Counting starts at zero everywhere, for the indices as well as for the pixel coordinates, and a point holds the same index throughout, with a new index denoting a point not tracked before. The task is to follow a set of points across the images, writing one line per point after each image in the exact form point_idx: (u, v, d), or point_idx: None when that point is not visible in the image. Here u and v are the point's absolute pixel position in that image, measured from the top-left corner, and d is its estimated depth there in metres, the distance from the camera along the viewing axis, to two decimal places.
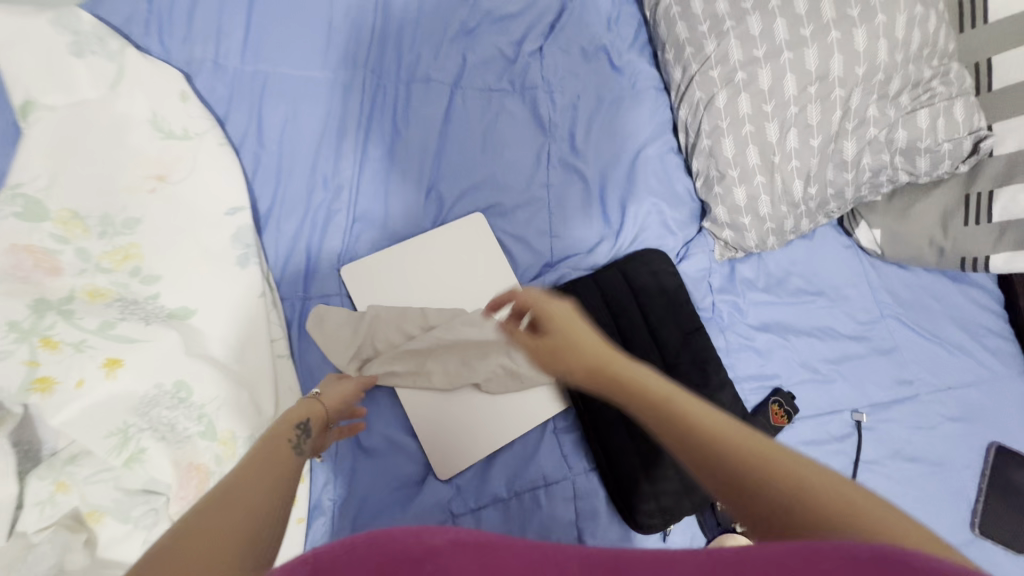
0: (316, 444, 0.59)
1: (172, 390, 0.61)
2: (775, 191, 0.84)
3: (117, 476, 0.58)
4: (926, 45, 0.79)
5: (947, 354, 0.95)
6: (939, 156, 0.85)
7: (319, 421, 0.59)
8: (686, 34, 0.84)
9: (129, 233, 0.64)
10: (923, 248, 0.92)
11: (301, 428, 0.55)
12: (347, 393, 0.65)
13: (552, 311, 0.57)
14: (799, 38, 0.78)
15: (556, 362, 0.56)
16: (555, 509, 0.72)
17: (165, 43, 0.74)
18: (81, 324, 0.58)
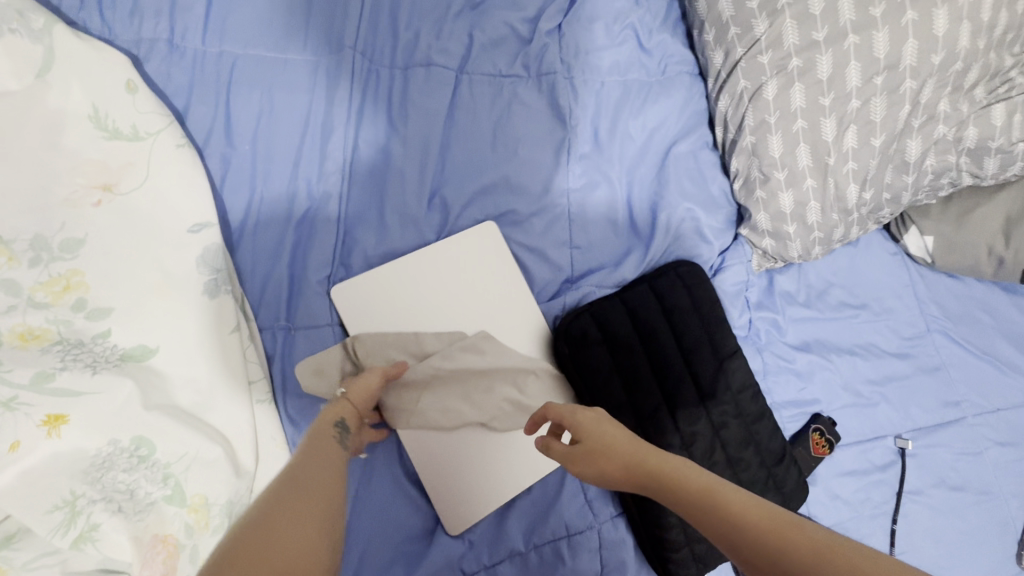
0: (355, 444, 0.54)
1: (130, 448, 0.51)
2: (827, 197, 0.74)
3: (65, 558, 0.48)
4: (1013, 28, 0.68)
5: (996, 372, 0.87)
6: (1011, 158, 0.75)
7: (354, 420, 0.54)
8: (732, 11, 0.72)
9: (69, 258, 0.53)
10: (980, 258, 0.83)
11: (340, 427, 0.51)
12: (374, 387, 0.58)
13: (581, 417, 0.51)
14: (868, 18, 0.66)
15: (588, 470, 0.49)
16: (580, 564, 0.64)
17: (108, 20, 0.61)
18: (9, 379, 0.48)
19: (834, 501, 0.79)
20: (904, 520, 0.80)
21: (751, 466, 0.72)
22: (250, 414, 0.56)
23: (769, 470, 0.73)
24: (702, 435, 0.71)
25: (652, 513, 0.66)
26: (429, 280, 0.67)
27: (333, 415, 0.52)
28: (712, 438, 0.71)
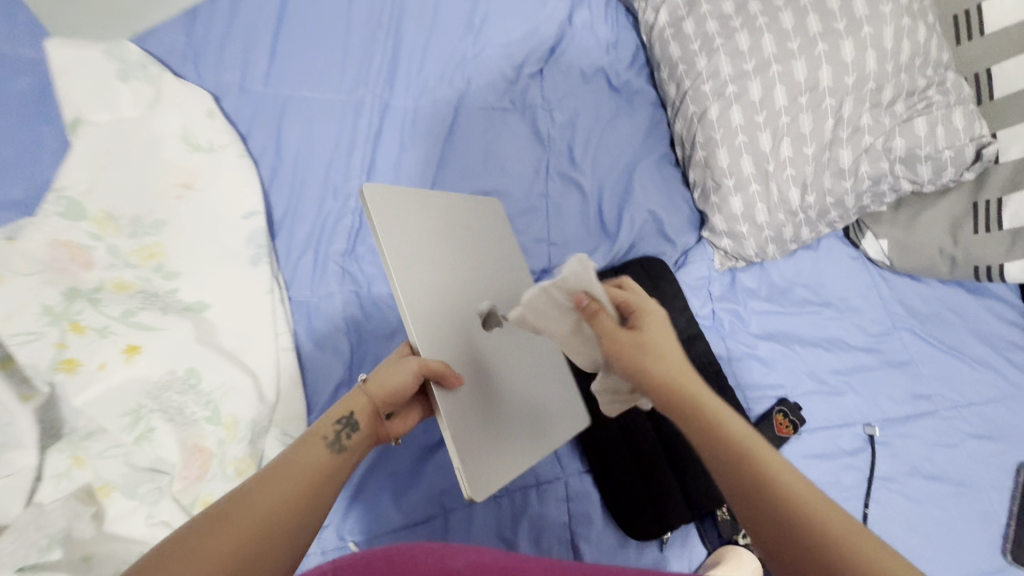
0: (375, 432, 0.59)
1: (184, 376, 0.66)
2: (771, 200, 0.85)
3: (128, 453, 0.62)
4: (917, 55, 0.80)
5: (968, 368, 0.91)
6: (941, 164, 0.84)
7: (364, 412, 0.58)
8: (679, 53, 0.88)
9: (155, 233, 0.71)
10: (934, 257, 0.90)
11: (346, 420, 0.56)
12: (395, 372, 0.58)
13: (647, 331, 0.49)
14: (787, 51, 0.80)
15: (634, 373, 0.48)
16: (546, 509, 0.72)
17: (199, 71, 0.82)
18: (106, 311, 0.65)
19: None
20: (877, 505, 0.83)
21: None
22: (276, 359, 0.70)
23: None
24: None
25: (613, 470, 0.75)
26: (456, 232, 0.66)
27: (338, 413, 0.56)
28: None
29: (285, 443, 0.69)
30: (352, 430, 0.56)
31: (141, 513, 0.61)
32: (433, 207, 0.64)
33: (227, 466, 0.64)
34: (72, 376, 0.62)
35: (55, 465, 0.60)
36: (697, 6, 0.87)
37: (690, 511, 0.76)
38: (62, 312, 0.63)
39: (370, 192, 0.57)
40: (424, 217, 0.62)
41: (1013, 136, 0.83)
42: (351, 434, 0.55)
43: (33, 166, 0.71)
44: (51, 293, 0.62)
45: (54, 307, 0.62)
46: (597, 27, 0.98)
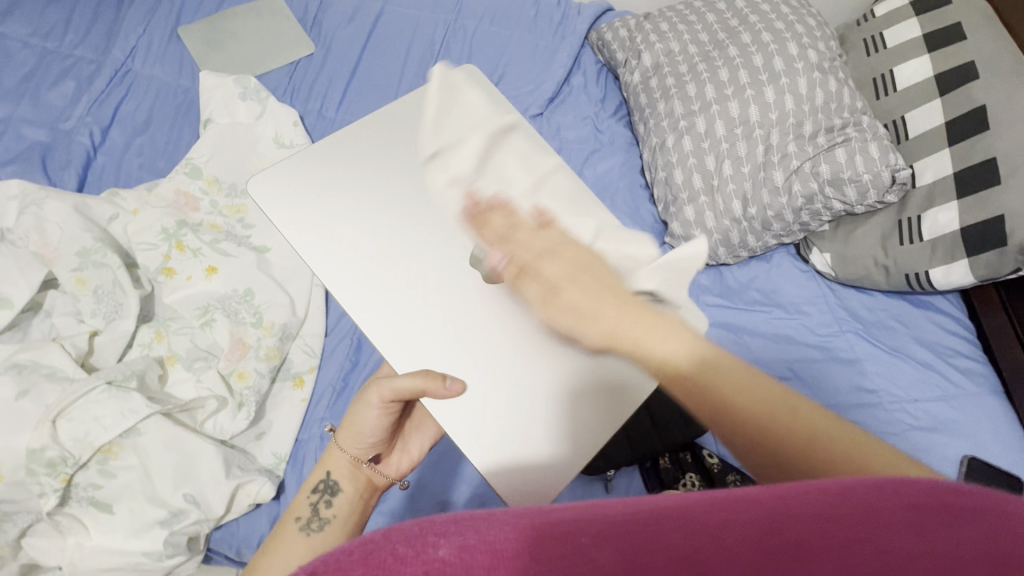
0: (360, 475, 0.71)
1: (242, 293, 0.87)
2: (717, 209, 1.04)
3: (195, 334, 0.84)
4: (832, 100, 1.01)
5: (913, 368, 0.98)
6: (863, 186, 0.99)
7: (341, 460, 0.70)
8: (646, 101, 1.14)
9: (243, 197, 0.97)
10: (870, 268, 1.02)
11: (320, 486, 0.69)
12: (354, 425, 0.70)
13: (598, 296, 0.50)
14: (723, 96, 1.04)
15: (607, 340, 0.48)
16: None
17: (293, 99, 1.15)
18: (201, 237, 0.90)
19: None
20: None
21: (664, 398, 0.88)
22: (308, 291, 0.91)
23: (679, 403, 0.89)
24: None
25: None
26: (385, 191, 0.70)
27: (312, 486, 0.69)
28: None
29: (304, 351, 0.87)
30: (329, 494, 0.68)
31: (191, 379, 0.80)
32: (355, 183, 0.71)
33: (260, 350, 0.84)
34: (169, 279, 0.87)
35: (143, 336, 0.83)
36: (660, 68, 1.14)
37: (632, 452, 0.85)
38: (173, 234, 0.88)
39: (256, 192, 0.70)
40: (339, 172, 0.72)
41: (927, 163, 0.99)
42: (330, 497, 0.68)
43: (174, 151, 1.03)
44: (168, 220, 0.89)
45: (169, 229, 0.89)
46: (590, 88, 1.27)
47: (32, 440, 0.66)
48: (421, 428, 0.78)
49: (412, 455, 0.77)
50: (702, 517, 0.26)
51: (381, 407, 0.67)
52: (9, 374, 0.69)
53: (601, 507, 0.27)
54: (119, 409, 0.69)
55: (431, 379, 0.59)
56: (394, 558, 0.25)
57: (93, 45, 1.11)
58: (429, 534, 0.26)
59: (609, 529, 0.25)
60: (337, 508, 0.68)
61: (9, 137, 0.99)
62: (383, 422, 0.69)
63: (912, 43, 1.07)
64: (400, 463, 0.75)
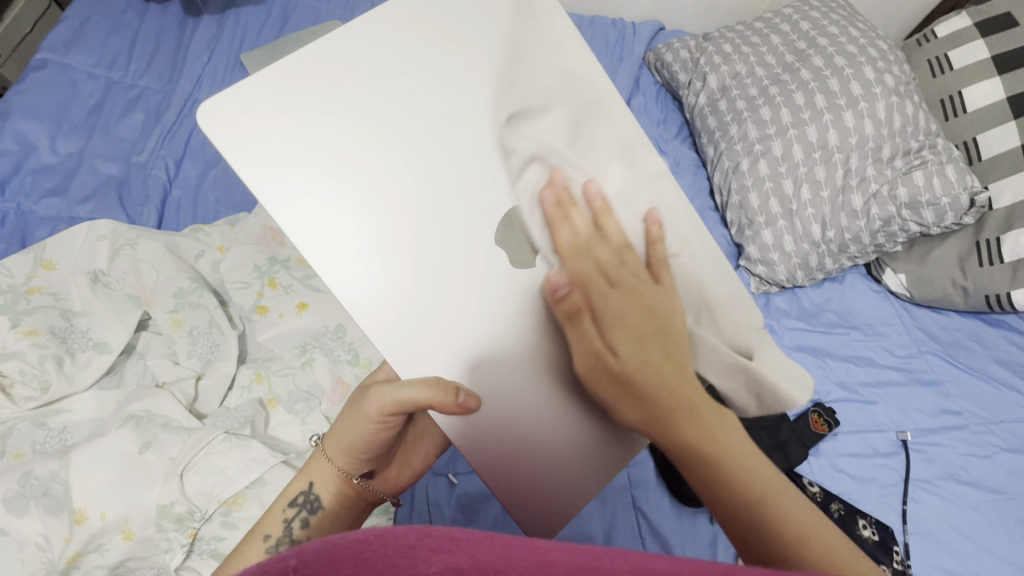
0: (343, 488, 0.65)
1: (335, 329, 0.86)
2: (796, 232, 1.04)
3: (295, 374, 0.82)
4: (908, 124, 1.03)
5: (995, 389, 0.99)
6: (942, 209, 1.00)
7: (330, 471, 0.64)
8: (715, 124, 1.15)
9: None
10: (947, 289, 1.04)
11: (303, 497, 0.63)
12: (347, 437, 0.63)
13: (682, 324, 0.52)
14: (800, 120, 1.05)
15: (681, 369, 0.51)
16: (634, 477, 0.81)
17: None
18: (292, 274, 0.89)
19: (838, 473, 0.92)
20: (915, 503, 0.89)
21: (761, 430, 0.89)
22: None
23: (771, 432, 0.92)
24: None
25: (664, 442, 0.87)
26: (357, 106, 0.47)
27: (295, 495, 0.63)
28: None
29: None
30: (307, 511, 0.62)
31: (296, 422, 0.79)
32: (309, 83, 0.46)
33: None
34: (263, 317, 0.85)
35: (243, 377, 0.81)
36: (728, 91, 1.15)
37: None
38: (266, 271, 0.88)
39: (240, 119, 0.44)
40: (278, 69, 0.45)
41: (1003, 186, 1.01)
42: (308, 515, 0.62)
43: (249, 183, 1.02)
44: (260, 257, 0.88)
45: (262, 267, 0.88)
46: (651, 109, 1.27)
47: (163, 495, 0.65)
48: (423, 438, 0.73)
49: (412, 467, 0.72)
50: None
51: (380, 420, 0.60)
52: (128, 426, 0.68)
53: (594, 556, 0.28)
54: (243, 459, 0.69)
55: (442, 393, 0.46)
56: (384, 563, 0.25)
57: (157, 74, 1.09)
58: (423, 548, 0.26)
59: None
60: (313, 529, 0.62)
61: (83, 173, 0.96)
62: (380, 436, 0.63)
63: (980, 64, 1.08)
64: (397, 477, 0.71)
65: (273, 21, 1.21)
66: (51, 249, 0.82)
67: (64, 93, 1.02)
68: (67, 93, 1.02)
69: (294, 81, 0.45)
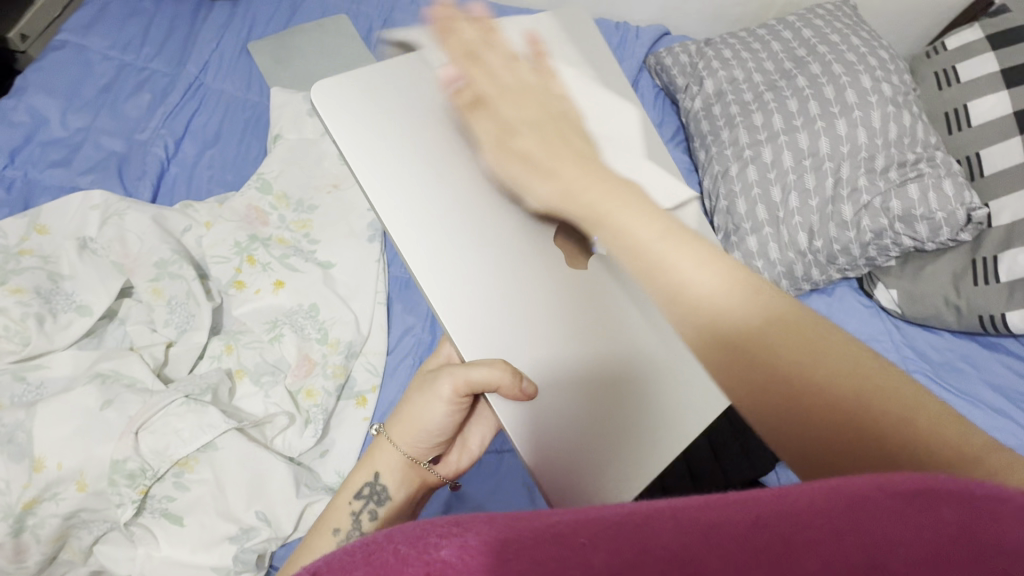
0: (408, 479, 0.66)
1: (308, 308, 0.88)
2: (782, 240, 1.01)
3: (264, 348, 0.85)
4: (904, 135, 1.00)
5: (986, 414, 0.94)
6: (936, 224, 0.96)
7: (395, 462, 0.65)
8: (709, 128, 1.13)
9: (309, 213, 0.97)
10: (940, 307, 0.99)
11: (368, 492, 0.63)
12: (411, 422, 0.63)
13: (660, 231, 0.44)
14: (792, 126, 1.03)
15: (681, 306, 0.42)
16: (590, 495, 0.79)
17: None
18: (271, 253, 0.91)
19: None
20: None
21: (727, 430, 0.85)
22: (371, 309, 0.91)
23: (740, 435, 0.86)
24: None
25: None
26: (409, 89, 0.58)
27: (358, 488, 0.64)
28: None
29: (367, 370, 0.87)
30: (374, 503, 0.63)
31: (259, 394, 0.81)
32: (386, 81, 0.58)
33: (327, 368, 0.84)
34: (239, 292, 0.88)
35: (214, 348, 0.84)
36: (723, 96, 1.13)
37: (696, 491, 0.83)
38: (245, 248, 0.91)
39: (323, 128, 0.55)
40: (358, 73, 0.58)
41: (1004, 204, 0.97)
42: (376, 507, 0.63)
43: (242, 165, 1.05)
44: (242, 234, 0.91)
45: (243, 244, 0.91)
46: (648, 112, 1.27)
47: (116, 451, 0.67)
48: (478, 422, 0.73)
49: (472, 451, 0.73)
50: (698, 517, 0.24)
51: (451, 402, 0.60)
52: (94, 383, 0.71)
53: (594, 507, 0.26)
54: (198, 423, 0.71)
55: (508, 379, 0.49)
56: (394, 559, 0.25)
57: (167, 59, 1.14)
58: (430, 535, 0.26)
59: (605, 527, 0.25)
60: (381, 520, 0.63)
61: (88, 147, 1.01)
62: (451, 419, 0.63)
63: (988, 78, 1.04)
64: (459, 461, 0.72)
65: (282, 13, 1.26)
66: (45, 215, 0.87)
67: (79, 72, 1.08)
68: (82, 73, 1.08)
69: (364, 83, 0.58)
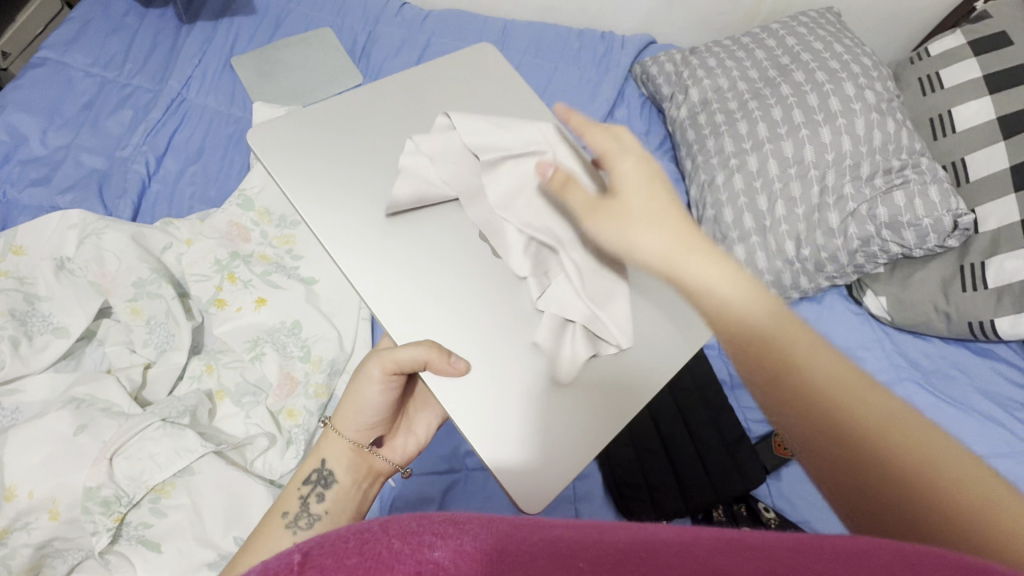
0: (356, 463, 0.66)
1: (290, 326, 0.87)
2: (769, 249, 1.00)
3: (245, 367, 0.83)
4: (889, 142, 1.00)
5: (977, 421, 0.93)
6: (923, 231, 0.95)
7: (341, 444, 0.65)
8: (694, 137, 1.13)
9: (292, 228, 0.96)
10: (929, 314, 0.98)
11: (316, 479, 0.63)
12: (351, 404, 0.65)
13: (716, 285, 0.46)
14: (777, 135, 1.03)
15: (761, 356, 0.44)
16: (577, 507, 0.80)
17: None
18: (252, 270, 0.90)
19: (796, 501, 0.87)
20: None
21: (714, 444, 0.86)
22: (355, 325, 0.89)
23: (728, 450, 0.86)
24: (666, 409, 0.90)
25: (614, 451, 0.87)
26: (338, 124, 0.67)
27: (307, 476, 0.64)
28: (679, 419, 0.89)
29: None
30: (322, 486, 0.63)
31: (239, 414, 0.80)
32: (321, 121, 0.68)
33: (309, 387, 0.82)
34: (220, 310, 0.87)
35: (194, 368, 0.83)
36: (708, 105, 1.13)
37: (685, 505, 0.82)
38: (226, 266, 0.90)
39: (286, 190, 0.63)
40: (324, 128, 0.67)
41: (990, 210, 0.96)
42: (323, 490, 0.63)
43: (226, 180, 1.04)
44: (223, 252, 0.90)
45: (224, 262, 0.90)
46: (634, 121, 1.26)
47: (90, 478, 0.66)
48: (425, 407, 0.74)
49: (419, 436, 0.72)
50: (701, 556, 0.25)
51: (383, 381, 0.63)
52: (68, 409, 0.71)
53: (598, 531, 0.29)
54: (174, 447, 0.70)
55: (436, 354, 0.54)
56: (389, 551, 0.27)
57: (149, 75, 1.14)
58: (427, 534, 0.29)
59: (605, 554, 0.26)
60: (329, 503, 0.62)
61: (67, 165, 1.00)
62: (386, 398, 0.64)
63: (972, 83, 1.04)
64: (406, 447, 0.71)
65: (266, 28, 1.26)
66: (21, 235, 0.86)
67: (59, 90, 1.07)
68: (62, 90, 1.07)
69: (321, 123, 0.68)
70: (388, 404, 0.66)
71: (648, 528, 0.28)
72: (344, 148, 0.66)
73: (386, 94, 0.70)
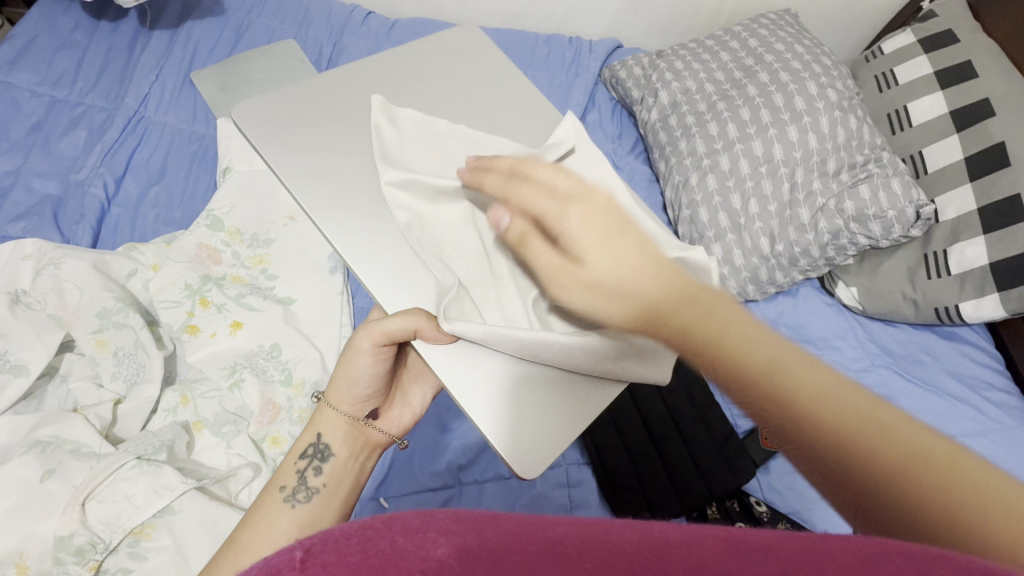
0: (348, 435, 0.63)
1: (269, 349, 0.83)
2: (745, 247, 1.02)
3: (223, 396, 0.80)
4: (853, 138, 1.03)
5: (947, 402, 0.96)
6: (889, 222, 0.97)
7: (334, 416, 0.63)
8: (667, 139, 1.15)
9: (265, 247, 0.93)
10: (899, 302, 1.01)
11: (310, 454, 0.61)
12: (342, 380, 0.62)
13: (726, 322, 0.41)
14: (746, 135, 1.06)
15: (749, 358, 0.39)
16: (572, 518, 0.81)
17: None
18: (226, 293, 0.86)
19: (789, 491, 0.88)
20: None
21: (703, 439, 0.87)
22: (337, 344, 0.86)
23: (719, 448, 0.87)
24: (656, 411, 0.90)
25: (607, 457, 0.86)
26: (322, 95, 0.67)
27: (301, 451, 0.61)
28: (668, 417, 0.90)
29: None
30: (318, 460, 0.61)
31: (220, 445, 0.76)
32: (300, 93, 0.66)
33: (292, 412, 0.79)
34: (193, 337, 0.83)
35: (168, 401, 0.79)
36: (678, 107, 1.15)
37: (680, 506, 0.82)
38: (197, 290, 0.86)
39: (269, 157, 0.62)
40: (308, 101, 0.66)
41: (949, 199, 1.00)
42: (320, 463, 0.60)
43: (192, 200, 1.00)
44: (193, 276, 0.86)
45: (194, 285, 0.86)
46: (607, 125, 1.27)
47: (62, 526, 0.63)
48: (420, 375, 0.71)
49: (414, 407, 0.69)
50: (711, 558, 0.24)
51: (374, 353, 0.61)
52: (32, 453, 0.67)
53: (603, 529, 0.26)
54: (152, 486, 0.67)
55: (424, 319, 0.53)
56: (392, 549, 0.25)
57: (103, 93, 1.08)
58: (430, 530, 0.26)
59: (612, 554, 0.24)
60: (327, 476, 0.60)
61: (18, 191, 0.94)
62: (378, 370, 0.62)
63: (923, 80, 1.10)
64: (402, 417, 0.68)
65: (225, 42, 1.22)
66: None
67: (4, 112, 1.01)
68: (8, 112, 1.01)
69: (303, 93, 0.66)
70: (381, 379, 0.63)
71: (654, 524, 0.27)
72: (328, 118, 0.65)
73: (368, 76, 0.69)
